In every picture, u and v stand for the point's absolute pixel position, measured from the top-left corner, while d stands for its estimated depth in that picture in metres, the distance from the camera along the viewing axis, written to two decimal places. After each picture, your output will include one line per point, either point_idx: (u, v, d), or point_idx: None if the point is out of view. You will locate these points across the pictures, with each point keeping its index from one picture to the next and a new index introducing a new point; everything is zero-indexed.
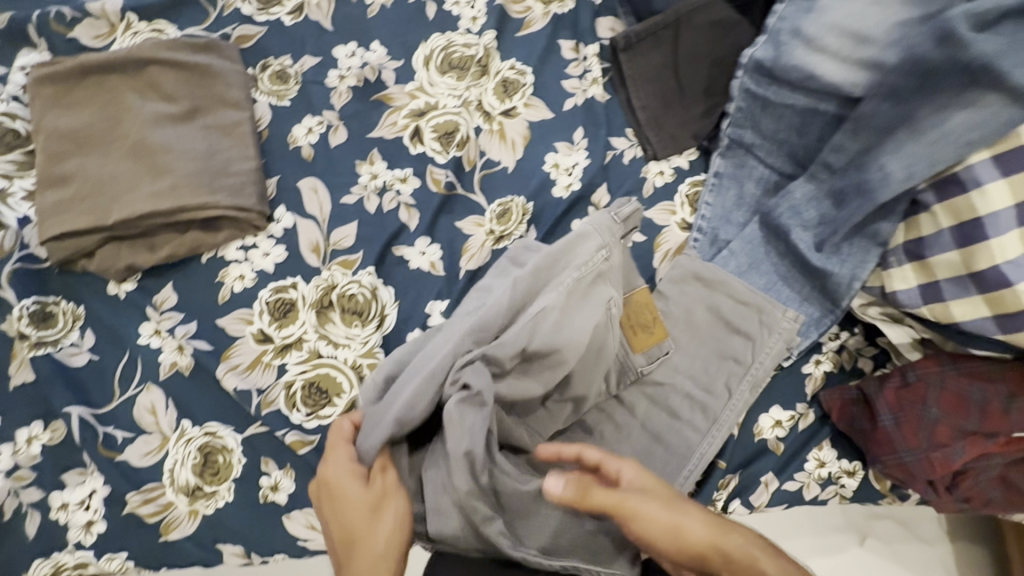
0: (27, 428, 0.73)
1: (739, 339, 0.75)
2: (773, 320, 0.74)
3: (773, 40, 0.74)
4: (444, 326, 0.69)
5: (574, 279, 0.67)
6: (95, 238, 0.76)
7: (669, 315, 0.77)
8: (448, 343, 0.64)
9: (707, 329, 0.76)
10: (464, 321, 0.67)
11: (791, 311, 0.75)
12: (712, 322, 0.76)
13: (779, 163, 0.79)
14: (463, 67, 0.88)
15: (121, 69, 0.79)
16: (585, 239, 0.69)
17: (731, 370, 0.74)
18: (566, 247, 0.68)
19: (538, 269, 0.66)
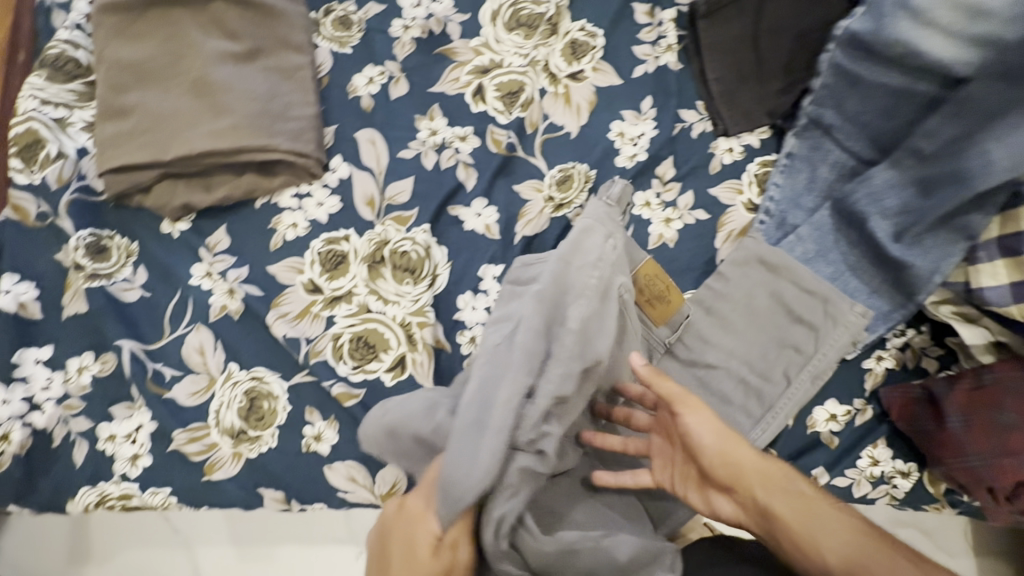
0: (78, 358, 0.73)
1: (801, 329, 0.72)
2: (840, 314, 0.70)
3: (875, 12, 0.69)
4: (471, 362, 0.58)
5: (597, 280, 0.59)
6: (152, 174, 0.75)
7: (728, 297, 0.73)
8: (497, 388, 0.53)
9: (767, 315, 0.73)
10: (500, 356, 0.56)
11: (859, 305, 0.71)
12: (773, 308, 0.73)
13: (859, 148, 0.75)
14: (532, 25, 0.84)
15: (186, 2, 0.78)
16: (590, 234, 0.62)
17: (791, 359, 0.71)
18: (574, 247, 0.61)
19: (556, 277, 0.58)
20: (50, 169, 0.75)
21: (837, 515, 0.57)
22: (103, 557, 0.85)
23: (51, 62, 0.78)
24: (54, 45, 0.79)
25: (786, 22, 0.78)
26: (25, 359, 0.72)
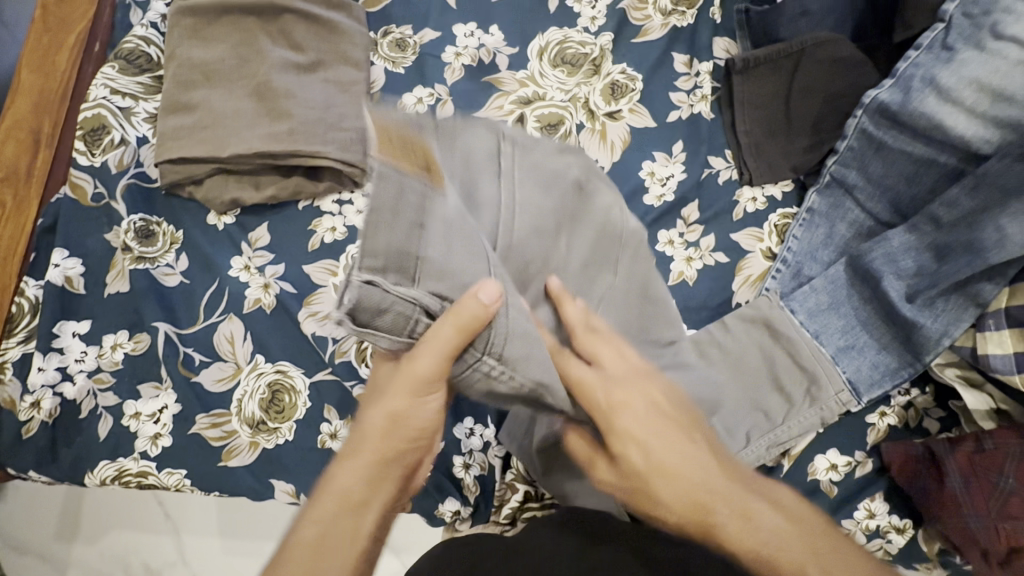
0: (113, 335, 0.77)
1: (778, 397, 0.74)
2: (821, 397, 0.73)
3: (903, 85, 0.74)
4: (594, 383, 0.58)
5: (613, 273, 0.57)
6: (205, 168, 0.80)
7: (723, 347, 0.75)
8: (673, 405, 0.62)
9: (753, 374, 0.75)
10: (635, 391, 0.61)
11: (846, 393, 0.73)
12: (761, 369, 0.75)
13: (878, 209, 0.78)
14: (576, 64, 0.89)
15: (259, 13, 0.83)
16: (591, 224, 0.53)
17: (758, 422, 0.73)
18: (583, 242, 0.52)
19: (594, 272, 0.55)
20: (112, 154, 0.80)
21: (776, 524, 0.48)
22: (90, 536, 0.87)
23: (126, 55, 0.85)
24: (130, 40, 0.85)
25: (818, 84, 0.81)
26: (63, 331, 0.76)
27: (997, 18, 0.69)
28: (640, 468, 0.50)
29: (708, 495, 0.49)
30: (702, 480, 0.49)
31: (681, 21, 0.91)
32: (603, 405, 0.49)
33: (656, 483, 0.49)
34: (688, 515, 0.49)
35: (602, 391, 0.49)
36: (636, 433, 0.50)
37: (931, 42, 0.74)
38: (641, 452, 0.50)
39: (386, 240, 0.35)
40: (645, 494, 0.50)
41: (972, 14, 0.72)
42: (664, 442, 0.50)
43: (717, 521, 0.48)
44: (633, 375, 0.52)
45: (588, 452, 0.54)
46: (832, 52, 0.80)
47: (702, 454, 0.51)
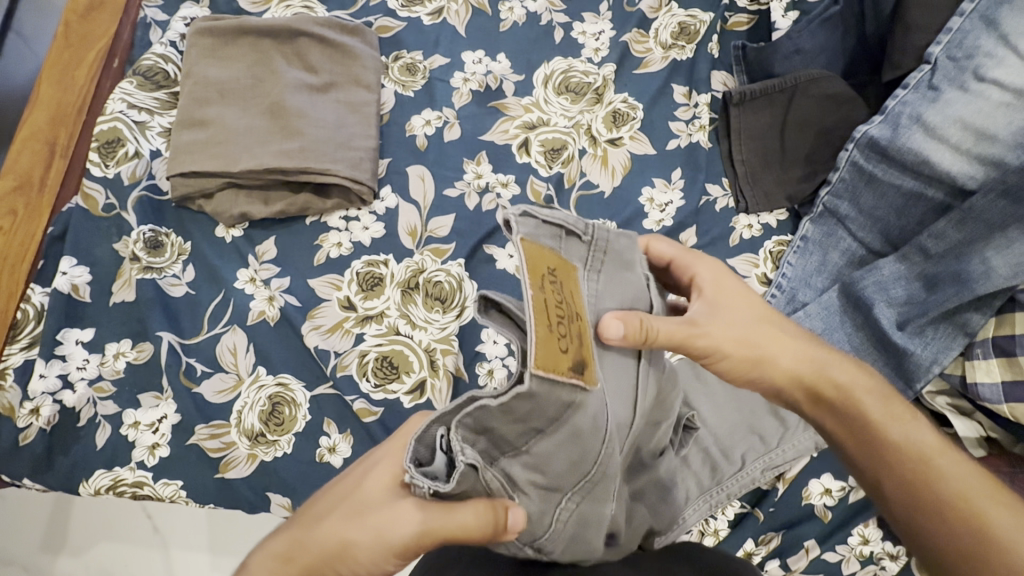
0: (116, 344, 0.77)
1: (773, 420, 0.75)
2: None
3: (891, 121, 0.77)
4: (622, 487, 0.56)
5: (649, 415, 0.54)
6: (217, 182, 0.82)
7: None
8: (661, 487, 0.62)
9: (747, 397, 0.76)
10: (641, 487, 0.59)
11: None
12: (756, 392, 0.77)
13: (870, 239, 0.81)
14: (579, 92, 0.93)
15: (276, 35, 0.86)
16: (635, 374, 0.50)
17: (753, 445, 0.74)
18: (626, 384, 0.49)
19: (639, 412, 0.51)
20: (125, 166, 0.82)
21: (849, 371, 0.55)
22: (76, 549, 0.86)
23: (143, 72, 0.87)
24: (149, 57, 0.88)
25: (810, 118, 0.85)
26: (67, 339, 0.76)
27: (979, 62, 0.73)
28: (736, 312, 0.56)
29: (816, 360, 0.55)
30: (804, 354, 0.55)
31: (681, 54, 0.95)
32: (708, 276, 0.57)
33: (762, 330, 0.55)
34: (801, 374, 0.55)
35: (704, 266, 0.57)
36: (728, 295, 0.57)
37: (917, 82, 0.77)
38: (728, 312, 0.56)
39: (499, 425, 0.41)
40: (747, 337, 0.55)
41: (956, 57, 0.74)
42: (753, 318, 0.56)
43: (834, 378, 0.54)
44: (721, 266, 0.59)
45: (683, 320, 0.52)
46: (825, 88, 0.84)
47: (781, 322, 0.57)
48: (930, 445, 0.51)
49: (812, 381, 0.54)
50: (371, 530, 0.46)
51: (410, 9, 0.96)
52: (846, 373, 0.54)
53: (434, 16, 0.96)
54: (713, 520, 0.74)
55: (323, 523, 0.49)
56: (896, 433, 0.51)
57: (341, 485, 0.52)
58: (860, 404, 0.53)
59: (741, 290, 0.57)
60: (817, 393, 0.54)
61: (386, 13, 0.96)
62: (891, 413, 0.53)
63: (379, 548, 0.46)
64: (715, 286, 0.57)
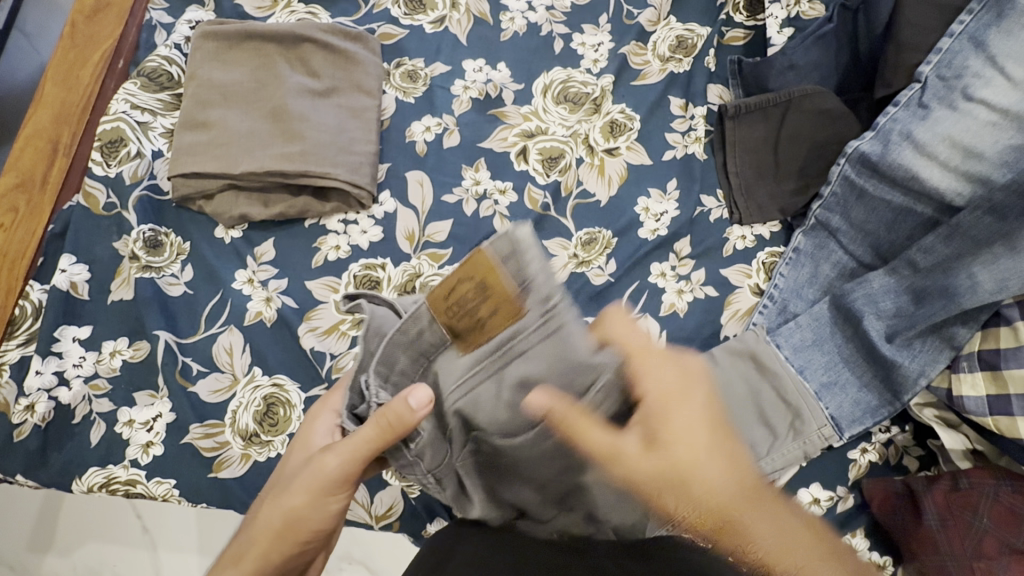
0: (113, 342, 0.78)
1: (763, 429, 0.76)
2: (803, 430, 0.76)
3: (882, 137, 0.79)
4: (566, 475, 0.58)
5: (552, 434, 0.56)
6: (217, 183, 0.82)
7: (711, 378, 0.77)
8: None
9: (740, 406, 0.77)
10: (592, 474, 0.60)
11: (828, 427, 0.76)
12: (747, 401, 0.77)
13: (860, 252, 0.82)
14: (578, 102, 0.94)
15: (279, 40, 0.87)
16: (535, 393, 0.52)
17: None
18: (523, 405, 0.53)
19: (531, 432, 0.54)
20: (127, 166, 0.83)
21: (773, 523, 0.54)
22: (65, 548, 0.86)
23: (147, 73, 0.88)
24: (153, 59, 0.89)
25: (804, 132, 0.86)
26: (64, 336, 0.77)
27: (968, 82, 0.74)
28: (671, 446, 0.55)
29: (738, 512, 0.54)
30: (725, 501, 0.54)
31: (678, 67, 0.96)
32: (656, 393, 0.56)
33: (690, 483, 0.54)
34: (714, 531, 0.53)
35: (653, 386, 0.56)
36: (672, 424, 0.55)
37: (907, 100, 0.78)
38: (671, 442, 0.55)
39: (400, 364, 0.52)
40: (661, 487, 0.55)
41: (945, 76, 0.76)
42: (691, 450, 0.55)
43: (757, 546, 0.52)
44: (677, 389, 0.57)
45: (608, 445, 0.53)
46: (819, 103, 0.85)
47: (721, 461, 0.57)
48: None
49: (726, 540, 0.52)
50: (304, 487, 0.54)
51: (413, 17, 0.97)
52: (774, 535, 0.53)
53: (436, 24, 0.97)
54: None
55: (260, 517, 0.55)
56: None
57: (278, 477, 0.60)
58: (776, 569, 0.50)
59: (686, 420, 0.56)
60: (739, 556, 0.51)
61: (389, 20, 0.97)
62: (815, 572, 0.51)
63: (322, 496, 0.54)
64: (655, 420, 0.55)
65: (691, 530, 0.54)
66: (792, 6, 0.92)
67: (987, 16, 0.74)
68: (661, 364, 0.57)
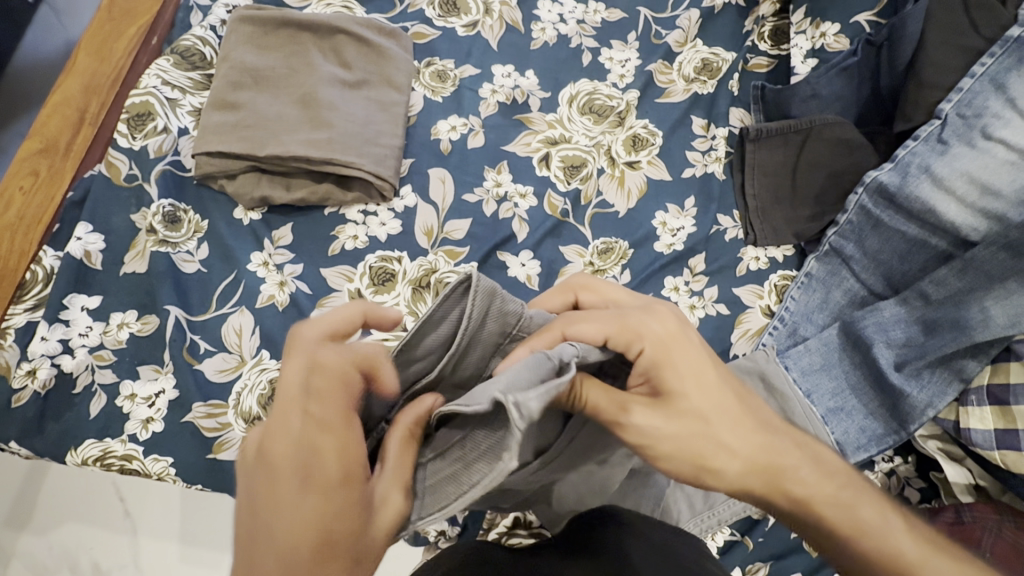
0: (122, 314, 0.77)
1: None
2: None
3: (901, 169, 0.80)
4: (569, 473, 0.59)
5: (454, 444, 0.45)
6: (241, 164, 0.82)
7: None
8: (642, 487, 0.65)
9: None
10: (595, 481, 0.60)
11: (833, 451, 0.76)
12: None
13: (871, 281, 0.83)
14: (602, 114, 0.96)
15: (315, 30, 0.89)
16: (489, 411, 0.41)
17: None
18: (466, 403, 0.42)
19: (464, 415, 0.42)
20: (153, 140, 0.83)
21: (800, 454, 0.55)
22: (41, 527, 0.81)
23: (181, 51, 0.88)
24: (188, 38, 0.89)
25: (823, 160, 0.87)
26: (72, 304, 0.76)
27: (988, 121, 0.76)
28: (694, 410, 0.53)
29: (780, 459, 0.54)
30: (759, 454, 0.54)
31: (703, 88, 0.98)
32: (658, 339, 0.54)
33: (712, 422, 0.53)
34: (756, 476, 0.53)
35: (644, 326, 0.54)
36: (686, 363, 0.54)
37: (927, 135, 0.80)
38: (719, 397, 0.54)
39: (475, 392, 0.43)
40: (691, 437, 0.52)
41: (965, 115, 0.78)
42: (732, 398, 0.55)
43: (785, 465, 0.54)
44: (670, 337, 0.54)
45: (615, 400, 0.50)
46: (838, 132, 0.85)
47: (750, 417, 0.55)
48: (895, 535, 0.52)
49: (763, 486, 0.53)
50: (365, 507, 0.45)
51: (446, 19, 0.99)
52: (827, 483, 0.54)
53: (468, 28, 0.99)
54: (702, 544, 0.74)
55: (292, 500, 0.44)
56: (864, 517, 0.53)
57: (268, 517, 0.45)
58: (820, 508, 0.53)
59: (697, 358, 0.55)
60: (768, 492, 0.53)
61: (422, 20, 0.99)
62: (856, 510, 0.53)
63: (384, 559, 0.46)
64: (659, 366, 0.54)
65: (737, 483, 0.53)
66: (816, 38, 0.94)
67: (1009, 60, 0.77)
68: (652, 313, 0.56)
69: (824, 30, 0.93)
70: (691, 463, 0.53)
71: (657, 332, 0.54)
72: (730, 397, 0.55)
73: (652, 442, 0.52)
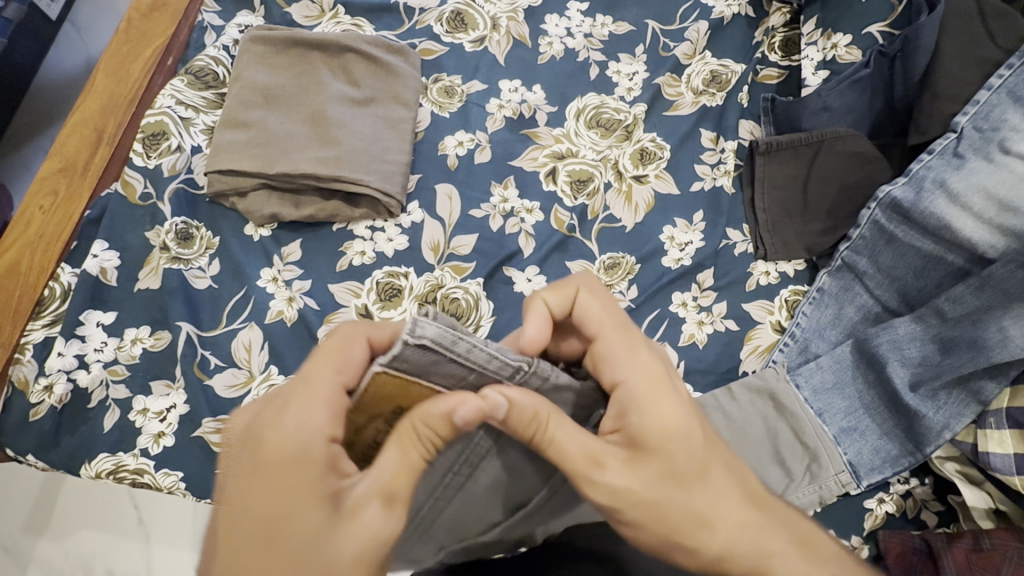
0: (135, 330, 0.78)
1: (778, 470, 0.75)
2: (821, 475, 0.75)
3: (915, 184, 0.78)
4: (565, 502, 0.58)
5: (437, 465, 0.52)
6: (251, 182, 0.84)
7: (728, 416, 0.76)
8: None
9: (756, 443, 0.76)
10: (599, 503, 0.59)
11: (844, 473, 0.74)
12: (763, 441, 0.77)
13: (886, 297, 0.82)
14: (609, 128, 0.95)
15: (325, 48, 0.90)
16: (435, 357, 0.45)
17: None
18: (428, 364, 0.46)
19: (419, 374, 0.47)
20: (167, 159, 0.85)
21: (788, 539, 0.52)
22: (57, 534, 0.83)
23: (195, 71, 0.91)
24: (202, 58, 0.92)
25: (835, 173, 0.85)
26: (89, 320, 0.78)
27: (1005, 135, 0.74)
28: (673, 476, 0.50)
29: (766, 543, 0.51)
30: (742, 537, 0.51)
31: (711, 101, 0.98)
32: (640, 372, 0.52)
33: (697, 488, 0.51)
34: (741, 559, 0.51)
35: (626, 359, 0.53)
36: (666, 413, 0.51)
37: (943, 149, 0.78)
38: (703, 466, 0.51)
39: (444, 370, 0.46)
40: (664, 503, 0.50)
41: (982, 129, 0.76)
42: (716, 464, 0.52)
43: (771, 552, 0.51)
44: (654, 376, 0.52)
45: (586, 451, 0.49)
46: (850, 146, 0.84)
47: (737, 489, 0.52)
48: None
49: (741, 566, 0.51)
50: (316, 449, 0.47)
51: (454, 35, 1.00)
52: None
53: (475, 44, 1.00)
54: None
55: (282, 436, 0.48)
56: None
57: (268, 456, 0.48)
58: None
59: (678, 408, 0.52)
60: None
61: (430, 36, 1.00)
62: None
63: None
64: (638, 411, 0.51)
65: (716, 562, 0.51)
66: (828, 49, 0.92)
67: None
68: (632, 350, 0.53)
69: (835, 41, 0.92)
70: (661, 531, 0.51)
71: (640, 365, 0.53)
72: (715, 463, 0.52)
73: (620, 507, 0.50)
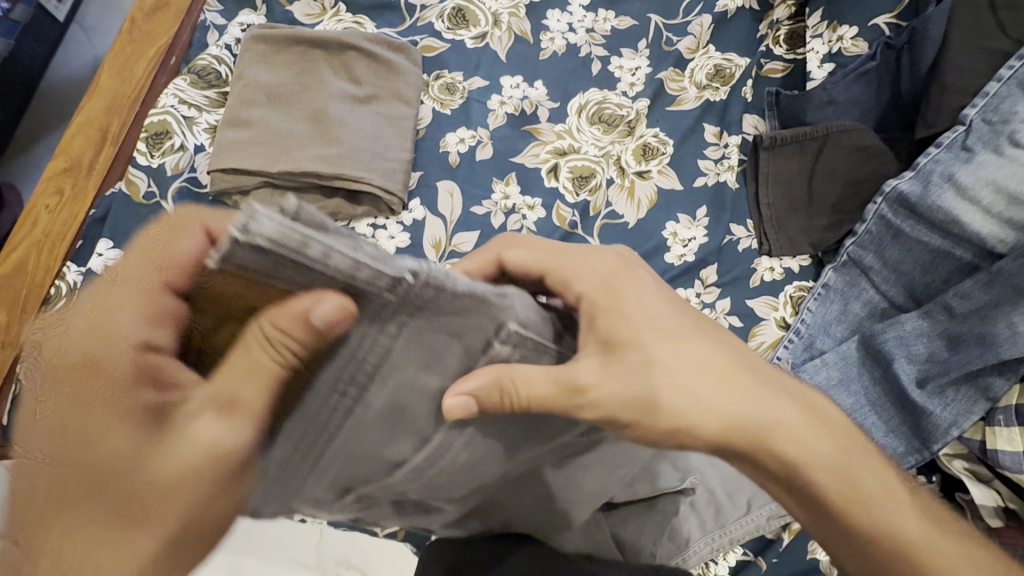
0: None
1: None
2: None
3: (922, 178, 0.77)
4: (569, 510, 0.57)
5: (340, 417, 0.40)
6: (253, 180, 0.84)
7: None
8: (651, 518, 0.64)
9: None
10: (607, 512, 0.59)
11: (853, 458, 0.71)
12: None
13: (892, 293, 0.80)
14: (611, 123, 0.95)
15: (326, 46, 0.90)
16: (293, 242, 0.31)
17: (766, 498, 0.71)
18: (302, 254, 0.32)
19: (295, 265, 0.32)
20: (170, 158, 0.86)
21: (790, 412, 0.50)
22: None
23: (198, 71, 0.91)
24: (205, 57, 0.92)
25: (841, 168, 0.84)
26: None
27: (1016, 126, 0.71)
28: (652, 361, 0.48)
29: (767, 425, 0.48)
30: (743, 413, 0.48)
31: (714, 95, 0.97)
32: (595, 275, 0.51)
33: (674, 367, 0.48)
34: (745, 439, 0.48)
35: (582, 263, 0.52)
36: (630, 304, 0.49)
37: (951, 142, 0.77)
38: (682, 354, 0.49)
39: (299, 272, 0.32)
40: (650, 390, 0.47)
41: (991, 121, 0.74)
42: (693, 347, 0.50)
43: (778, 440, 0.48)
44: (609, 272, 0.52)
45: (558, 377, 0.43)
46: (856, 140, 0.83)
47: (720, 365, 0.49)
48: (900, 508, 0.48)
49: (743, 442, 0.48)
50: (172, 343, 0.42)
51: (455, 32, 0.99)
52: (825, 448, 0.49)
53: (477, 40, 0.99)
54: (713, 565, 0.72)
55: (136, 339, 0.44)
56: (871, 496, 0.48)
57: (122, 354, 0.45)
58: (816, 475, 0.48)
59: (645, 299, 0.51)
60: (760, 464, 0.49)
61: (432, 33, 0.99)
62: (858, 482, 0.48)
63: (212, 500, 0.44)
64: (604, 308, 0.49)
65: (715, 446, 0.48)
66: (834, 43, 0.91)
67: None
68: (587, 257, 0.53)
69: (841, 34, 0.90)
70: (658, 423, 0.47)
71: (592, 271, 0.51)
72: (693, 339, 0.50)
73: (608, 406, 0.46)
